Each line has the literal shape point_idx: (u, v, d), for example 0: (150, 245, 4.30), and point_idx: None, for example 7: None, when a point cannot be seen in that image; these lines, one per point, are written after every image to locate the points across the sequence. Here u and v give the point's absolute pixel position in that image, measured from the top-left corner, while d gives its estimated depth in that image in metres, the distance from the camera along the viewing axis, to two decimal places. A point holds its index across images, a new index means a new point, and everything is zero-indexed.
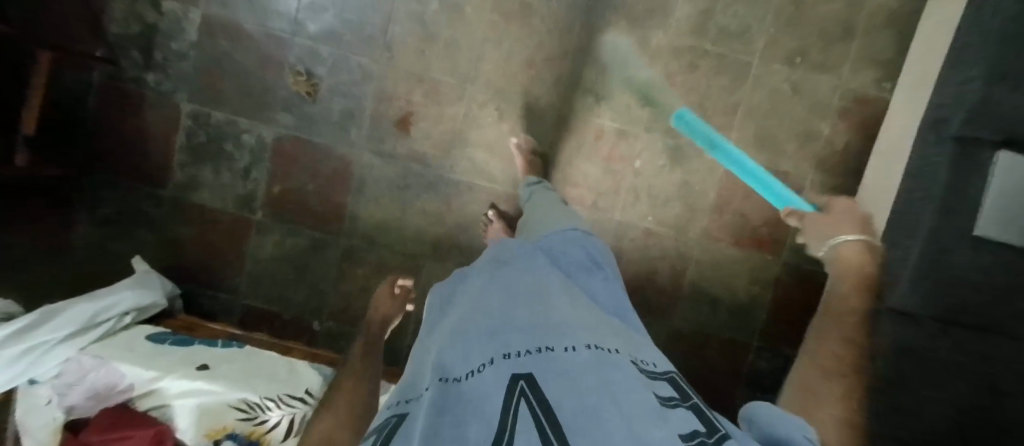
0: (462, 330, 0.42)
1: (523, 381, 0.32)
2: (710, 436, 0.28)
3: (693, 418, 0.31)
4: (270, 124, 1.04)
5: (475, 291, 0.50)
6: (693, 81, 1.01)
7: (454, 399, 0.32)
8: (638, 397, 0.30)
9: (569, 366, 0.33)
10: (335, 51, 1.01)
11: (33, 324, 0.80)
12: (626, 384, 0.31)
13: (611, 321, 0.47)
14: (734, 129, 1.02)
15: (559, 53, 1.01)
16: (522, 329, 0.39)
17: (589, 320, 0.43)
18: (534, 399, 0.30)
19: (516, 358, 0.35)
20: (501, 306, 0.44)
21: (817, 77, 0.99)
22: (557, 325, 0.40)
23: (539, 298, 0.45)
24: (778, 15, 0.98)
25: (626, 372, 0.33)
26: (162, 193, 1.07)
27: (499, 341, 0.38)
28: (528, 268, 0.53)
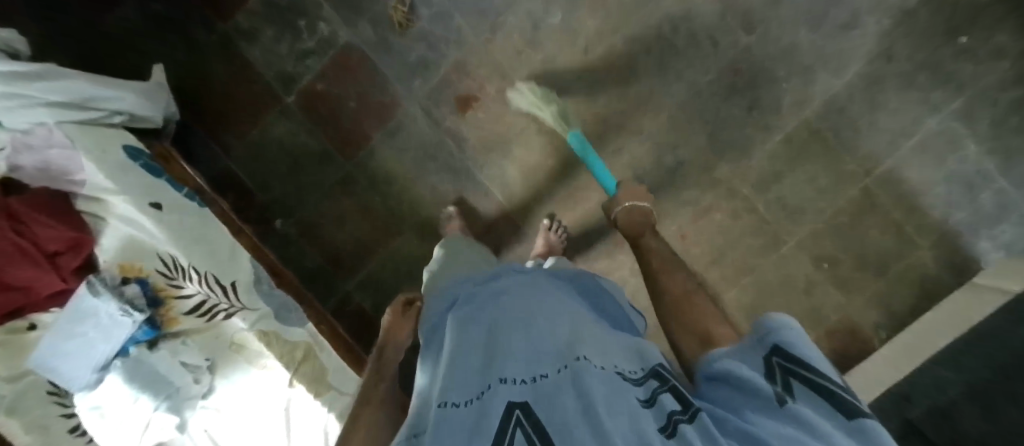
0: (463, 357, 0.45)
1: (519, 403, 0.36)
2: (685, 414, 0.34)
3: (672, 403, 0.35)
4: (350, 27, 1.02)
5: (473, 315, 0.53)
6: (730, 226, 1.01)
7: (455, 426, 0.36)
8: (620, 402, 0.34)
9: (557, 387, 0.36)
10: (447, 4, 1.00)
11: (33, 75, 0.75)
12: (612, 394, 0.35)
13: (601, 326, 0.50)
14: (736, 288, 1.03)
15: (634, 129, 1.01)
16: (515, 354, 0.43)
17: (585, 328, 0.46)
18: (528, 428, 0.33)
19: (510, 384, 0.38)
20: (502, 329, 0.47)
21: (831, 289, 1.02)
22: (548, 347, 0.42)
23: (530, 319, 0.47)
24: (833, 218, 1.00)
25: (608, 380, 0.37)
26: (218, 25, 1.02)
27: (490, 370, 0.42)
28: (525, 289, 0.55)
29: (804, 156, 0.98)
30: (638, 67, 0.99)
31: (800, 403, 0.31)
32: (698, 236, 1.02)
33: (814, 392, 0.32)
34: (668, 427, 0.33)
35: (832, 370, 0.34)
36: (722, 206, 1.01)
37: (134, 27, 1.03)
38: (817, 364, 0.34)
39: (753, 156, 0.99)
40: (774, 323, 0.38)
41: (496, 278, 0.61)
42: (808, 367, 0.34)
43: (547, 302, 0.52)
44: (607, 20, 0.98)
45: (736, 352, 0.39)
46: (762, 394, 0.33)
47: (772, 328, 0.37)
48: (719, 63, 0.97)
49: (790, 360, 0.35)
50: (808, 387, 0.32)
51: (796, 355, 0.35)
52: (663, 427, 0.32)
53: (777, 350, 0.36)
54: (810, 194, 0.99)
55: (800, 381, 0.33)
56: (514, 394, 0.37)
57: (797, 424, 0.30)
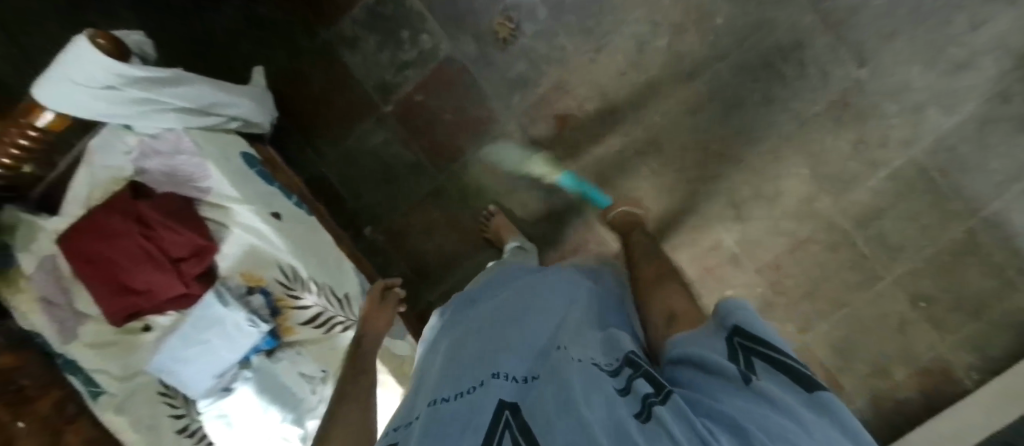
0: (456, 359, 0.47)
1: (509, 404, 0.37)
2: (658, 395, 0.33)
3: (646, 386, 0.35)
4: (452, 41, 1.01)
5: (469, 322, 0.55)
6: (825, 259, 1.01)
7: (443, 421, 0.37)
8: (598, 391, 0.34)
9: (544, 384, 0.38)
10: (552, 21, 0.99)
11: (164, 80, 0.72)
12: (589, 384, 0.36)
13: (595, 320, 0.51)
14: (827, 322, 1.04)
15: (736, 157, 0.99)
16: (504, 355, 0.45)
17: (570, 327, 0.48)
18: (514, 425, 0.34)
19: (501, 381, 0.40)
20: (493, 333, 0.49)
21: (923, 326, 1.01)
22: (541, 351, 0.45)
23: (522, 324, 0.50)
24: (932, 257, 0.99)
25: (585, 371, 0.37)
26: (322, 32, 1.03)
27: (482, 369, 0.43)
28: (519, 294, 0.57)
29: (908, 193, 0.97)
30: (744, 95, 0.97)
31: (765, 379, 0.31)
32: (791, 268, 1.02)
33: (776, 369, 0.33)
34: (644, 413, 0.32)
35: (786, 343, 0.35)
36: (820, 239, 1.01)
37: (238, 30, 1.04)
38: (776, 343, 0.35)
39: (855, 191, 0.98)
40: (735, 308, 0.39)
41: (493, 288, 0.63)
42: (770, 346, 0.35)
43: (540, 303, 0.54)
44: (715, 46, 0.96)
45: (696, 337, 0.39)
46: (728, 376, 0.33)
47: (733, 312, 0.39)
48: (828, 96, 0.95)
49: (751, 339, 0.36)
50: (774, 365, 0.33)
51: (753, 334, 0.36)
52: (638, 413, 0.32)
53: (738, 331, 0.37)
54: (912, 231, 0.98)
55: (761, 358, 0.34)
56: (506, 393, 0.39)
57: (763, 399, 0.30)
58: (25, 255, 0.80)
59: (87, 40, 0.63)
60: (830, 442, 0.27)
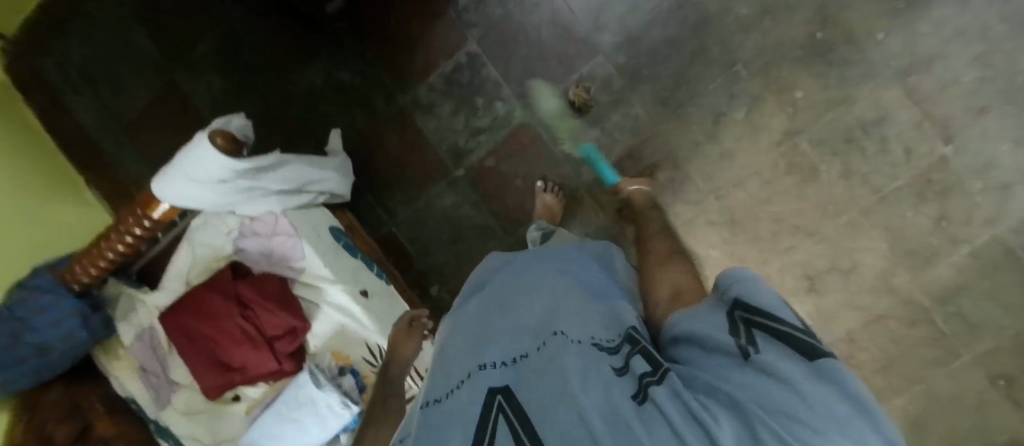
0: (453, 354, 0.51)
1: (499, 390, 0.41)
2: (655, 374, 0.36)
3: (644, 366, 0.38)
4: (526, 108, 1.03)
5: (461, 314, 0.59)
6: (898, 333, 0.99)
7: (442, 414, 0.42)
8: (591, 374, 0.38)
9: (536, 366, 0.42)
10: (627, 91, 1.01)
11: (263, 169, 0.73)
12: (584, 366, 0.39)
13: (584, 294, 0.53)
14: (897, 394, 1.01)
15: (810, 229, 0.98)
16: (494, 344, 0.48)
17: (558, 303, 0.51)
18: (507, 410, 0.38)
19: (490, 371, 0.44)
20: (485, 324, 0.53)
21: (1005, 409, 0.95)
22: (531, 330, 0.49)
23: (512, 309, 0.54)
24: (1018, 337, 0.94)
25: (581, 353, 0.41)
26: (399, 97, 1.06)
27: (476, 358, 0.47)
28: (506, 279, 0.61)
29: (992, 271, 0.94)
30: (823, 168, 0.96)
31: (764, 351, 0.32)
32: (862, 340, 1.01)
33: (776, 340, 0.33)
34: (640, 394, 0.35)
35: (788, 312, 0.35)
36: (894, 313, 0.99)
37: (316, 92, 1.07)
38: (775, 311, 0.35)
39: (936, 267, 0.96)
40: (737, 282, 0.40)
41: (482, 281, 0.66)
42: (770, 316, 0.35)
43: (526, 285, 0.57)
44: (794, 119, 0.96)
45: (700, 317, 0.40)
46: (729, 354, 0.34)
47: (735, 286, 0.40)
48: (913, 172, 0.93)
49: (754, 313, 0.36)
50: (774, 337, 0.33)
51: (754, 307, 0.36)
52: (636, 394, 0.35)
53: (739, 305, 0.37)
54: (995, 311, 0.94)
55: (761, 330, 0.34)
56: (494, 380, 0.43)
57: (761, 372, 0.30)
58: (126, 324, 0.84)
59: (209, 143, 0.65)
60: (829, 405, 0.26)
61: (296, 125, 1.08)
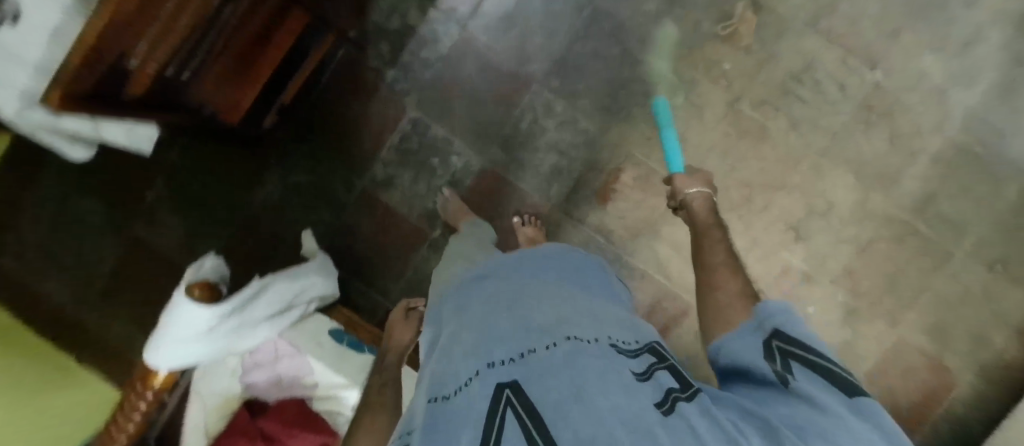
0: (457, 349, 0.49)
1: (509, 385, 0.40)
2: (684, 392, 0.37)
3: (670, 381, 0.39)
4: (480, 153, 1.06)
5: (461, 307, 0.57)
6: (894, 253, 1.01)
7: (449, 417, 0.41)
8: (613, 379, 0.37)
9: (548, 364, 0.41)
10: (569, 108, 1.04)
11: (246, 301, 0.74)
12: (604, 370, 0.38)
13: (599, 302, 0.53)
14: (915, 309, 1.02)
15: (778, 183, 1.02)
16: (502, 338, 0.47)
17: (569, 308, 0.49)
18: (518, 409, 0.37)
19: (496, 368, 0.43)
20: (488, 318, 0.51)
21: (1010, 290, 1.00)
22: (541, 322, 0.47)
23: (517, 304, 0.51)
24: (998, 220, 0.98)
25: (603, 359, 0.40)
26: (358, 180, 1.07)
27: (482, 353, 0.46)
28: (510, 277, 0.58)
29: (954, 169, 0.98)
30: (771, 124, 1.01)
31: (801, 381, 0.33)
32: (867, 271, 1.02)
33: (815, 372, 0.34)
34: (665, 404, 0.34)
35: (825, 349, 0.37)
36: (883, 235, 1.01)
37: (278, 200, 1.07)
38: (811, 344, 0.37)
39: (904, 182, 0.99)
40: (773, 312, 0.40)
41: (482, 271, 0.64)
42: (808, 349, 0.36)
43: (532, 285, 0.55)
44: (729, 89, 1.01)
45: (729, 337, 0.41)
46: (767, 381, 0.35)
47: (773, 315, 0.40)
48: (852, 104, 0.98)
49: (791, 345, 0.37)
50: (813, 370, 0.34)
51: (790, 337, 0.37)
52: (661, 403, 0.35)
53: (776, 334, 0.38)
54: (970, 204, 0.99)
55: (798, 360, 0.35)
56: (503, 377, 0.41)
57: (802, 401, 0.32)
58: None
59: (188, 297, 0.67)
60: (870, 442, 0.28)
61: (269, 239, 1.07)
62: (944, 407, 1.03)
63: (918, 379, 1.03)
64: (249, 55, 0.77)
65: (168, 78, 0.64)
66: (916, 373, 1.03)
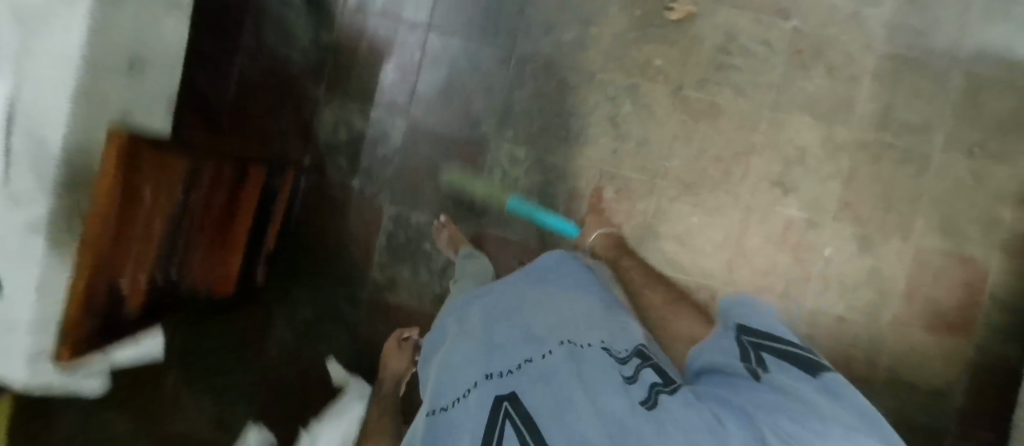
0: (463, 359, 0.58)
1: (508, 395, 0.48)
2: (667, 386, 0.45)
3: (652, 377, 0.47)
4: (467, 223, 1.08)
5: (468, 323, 0.66)
6: (878, 171, 1.05)
7: (457, 419, 0.50)
8: (604, 381, 0.45)
9: (542, 371, 0.49)
10: (532, 152, 1.07)
11: None
12: (594, 372, 0.47)
13: (597, 315, 0.59)
14: (920, 214, 1.05)
15: (748, 148, 1.05)
16: (503, 353, 0.55)
17: (566, 320, 0.58)
18: (517, 417, 0.45)
19: (496, 379, 0.51)
20: (494, 334, 0.59)
21: (995, 166, 1.05)
22: (540, 335, 0.55)
23: (520, 321, 0.60)
24: (956, 109, 1.05)
25: (598, 362, 0.49)
26: (360, 293, 1.08)
27: (482, 366, 0.54)
28: (515, 294, 0.67)
29: (898, 79, 1.04)
30: (719, 99, 1.05)
31: (776, 372, 0.46)
32: (862, 196, 1.05)
33: (781, 355, 0.49)
34: (649, 400, 0.43)
35: (792, 342, 0.52)
36: (862, 159, 1.05)
37: (294, 342, 1.05)
38: (775, 337, 0.52)
39: (859, 106, 1.04)
40: (738, 309, 0.61)
41: (490, 290, 0.72)
42: (775, 341, 0.52)
43: (533, 300, 0.63)
44: (670, 82, 1.06)
45: (716, 344, 0.56)
46: (749, 370, 0.48)
47: (734, 314, 0.61)
48: (782, 56, 1.05)
49: (759, 336, 0.54)
50: (780, 356, 0.49)
51: (760, 333, 0.54)
52: (645, 400, 0.43)
53: (745, 331, 0.55)
54: (924, 105, 1.04)
55: (768, 351, 0.50)
56: (503, 388, 0.49)
57: (777, 387, 0.43)
58: None
59: None
60: (835, 415, 0.39)
61: (300, 386, 1.03)
62: (986, 294, 1.06)
63: (949, 277, 1.06)
64: (228, 231, 0.77)
65: (162, 288, 0.66)
66: (946, 272, 1.06)
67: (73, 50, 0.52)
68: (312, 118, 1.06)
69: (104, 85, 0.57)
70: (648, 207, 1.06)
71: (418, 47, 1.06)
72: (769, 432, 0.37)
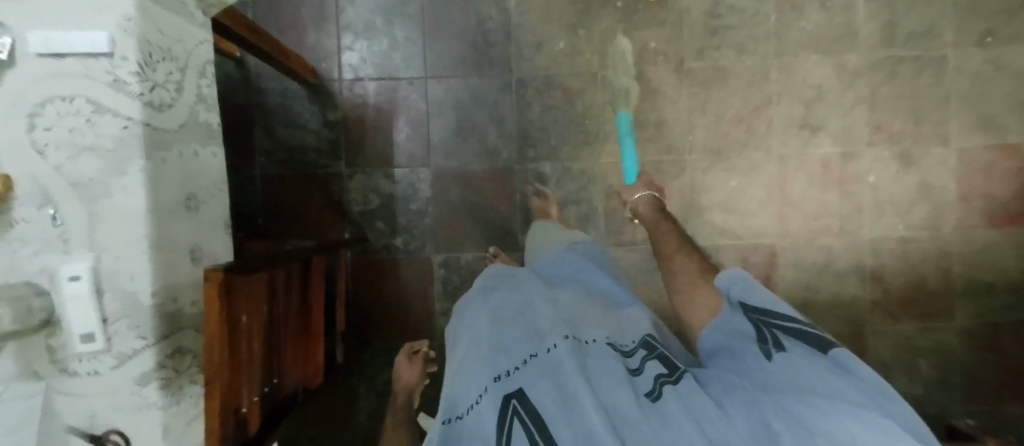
0: (460, 363, 0.52)
1: (516, 392, 0.44)
2: (671, 375, 0.47)
3: (658, 368, 0.48)
4: (514, 249, 1.09)
5: (462, 325, 0.61)
6: (898, 87, 1.05)
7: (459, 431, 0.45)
8: (614, 374, 0.44)
9: (552, 365, 0.45)
10: (557, 164, 1.08)
11: None
12: (605, 367, 0.45)
13: (600, 311, 0.60)
14: (951, 117, 1.04)
15: (765, 101, 1.06)
16: (506, 349, 0.50)
17: (568, 315, 0.55)
18: (525, 418, 0.41)
19: (503, 379, 0.46)
20: (492, 327, 0.54)
21: (1012, 49, 1.04)
22: (541, 328, 0.52)
23: (521, 314, 0.55)
24: (957, 5, 1.04)
25: (603, 355, 0.47)
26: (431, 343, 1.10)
27: (489, 367, 0.48)
28: (511, 289, 0.63)
29: None
30: (723, 62, 1.06)
31: (791, 345, 0.44)
32: (889, 114, 1.05)
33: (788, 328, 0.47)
34: (654, 392, 0.43)
35: (789, 310, 0.49)
36: (878, 80, 1.05)
37: (381, 407, 1.08)
38: (778, 310, 0.48)
39: (861, 29, 1.05)
40: (733, 278, 0.55)
41: (488, 285, 0.67)
42: (777, 312, 0.49)
43: (531, 296, 0.60)
44: (672, 59, 1.06)
45: (726, 322, 0.52)
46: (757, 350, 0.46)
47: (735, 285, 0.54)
48: (773, 2, 1.05)
49: (762, 308, 0.49)
50: (789, 328, 0.46)
51: (758, 305, 0.50)
52: (650, 392, 0.43)
53: (745, 305, 0.51)
54: (925, 9, 1.04)
55: (775, 325, 0.47)
56: (507, 386, 0.45)
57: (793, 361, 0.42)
58: None
59: None
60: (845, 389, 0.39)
61: None
62: None
63: (1000, 171, 1.04)
64: (309, 325, 0.79)
65: (269, 394, 0.66)
66: (995, 167, 1.05)
67: (133, 206, 0.57)
68: (342, 193, 1.08)
69: (174, 234, 0.61)
70: (684, 186, 1.07)
71: (422, 97, 1.08)
72: (785, 430, 0.37)
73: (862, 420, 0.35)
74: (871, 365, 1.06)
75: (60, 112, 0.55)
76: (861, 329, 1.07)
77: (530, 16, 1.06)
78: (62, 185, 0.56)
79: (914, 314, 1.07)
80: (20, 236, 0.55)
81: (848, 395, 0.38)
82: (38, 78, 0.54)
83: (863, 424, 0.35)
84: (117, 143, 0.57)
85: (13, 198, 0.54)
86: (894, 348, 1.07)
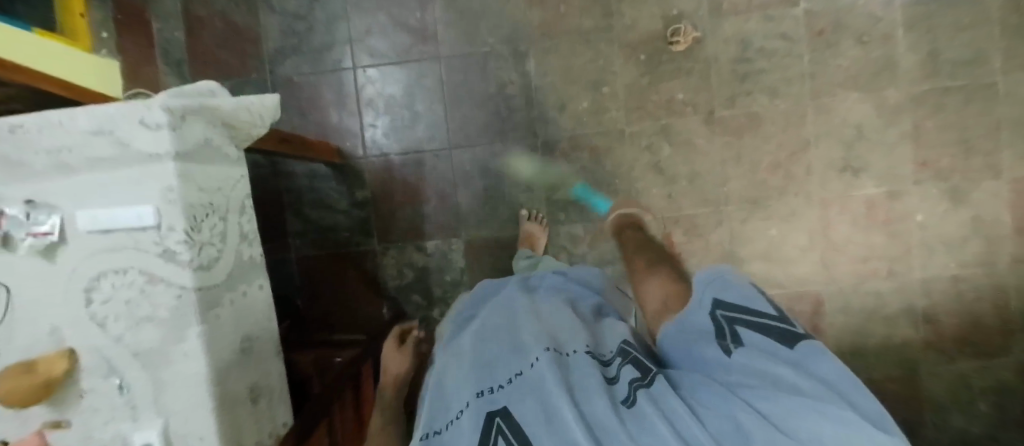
0: (447, 378, 0.54)
1: (498, 410, 0.44)
2: (644, 379, 0.46)
3: (633, 374, 0.47)
4: None
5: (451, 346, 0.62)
6: (944, 119, 1.00)
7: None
8: (593, 383, 0.45)
9: (532, 380, 0.46)
10: (590, 224, 1.06)
11: None
12: (586, 377, 0.46)
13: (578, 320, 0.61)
14: (1003, 147, 0.99)
15: (802, 144, 1.02)
16: (492, 369, 0.51)
17: (551, 328, 0.57)
18: (510, 434, 0.41)
19: (488, 395, 0.47)
20: (477, 347, 0.56)
21: None
22: (525, 343, 0.53)
23: (506, 332, 0.58)
24: (1005, 27, 0.98)
25: (584, 367, 0.48)
26: None
27: (475, 383, 0.49)
28: (496, 308, 0.66)
29: (932, 20, 0.98)
30: (756, 107, 1.02)
31: (754, 340, 0.44)
32: (935, 149, 1.00)
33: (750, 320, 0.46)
34: (630, 398, 0.43)
35: (767, 305, 0.47)
36: (922, 114, 1.00)
37: None
38: (751, 306, 0.47)
39: (901, 60, 0.99)
40: (709, 275, 0.52)
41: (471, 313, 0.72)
42: (742, 307, 0.48)
43: (514, 312, 0.62)
44: (701, 108, 1.03)
45: (688, 314, 0.51)
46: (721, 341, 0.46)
47: (711, 286, 0.51)
48: (805, 41, 1.00)
49: (729, 306, 0.48)
50: (754, 322, 0.46)
51: (728, 302, 0.49)
52: (627, 398, 0.43)
53: (719, 304, 0.49)
54: (970, 34, 0.98)
55: (743, 320, 0.46)
56: (494, 403, 0.45)
57: (760, 354, 0.42)
58: None
59: None
60: (811, 386, 0.38)
61: None
62: None
63: None
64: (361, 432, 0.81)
65: None
66: None
67: (194, 371, 0.57)
68: (377, 270, 1.09)
69: (234, 382, 0.62)
70: (722, 238, 1.04)
71: (448, 167, 1.07)
72: (754, 426, 0.36)
73: (832, 418, 0.34)
74: (925, 408, 1.04)
75: (116, 285, 0.55)
76: (914, 372, 1.04)
77: (551, 76, 1.04)
78: (127, 355, 0.56)
79: (970, 353, 1.03)
80: (90, 405, 0.56)
81: (810, 388, 0.38)
82: (90, 255, 0.54)
83: (831, 419, 0.34)
84: (174, 312, 0.55)
85: (78, 369, 0.56)
86: (950, 387, 1.04)
